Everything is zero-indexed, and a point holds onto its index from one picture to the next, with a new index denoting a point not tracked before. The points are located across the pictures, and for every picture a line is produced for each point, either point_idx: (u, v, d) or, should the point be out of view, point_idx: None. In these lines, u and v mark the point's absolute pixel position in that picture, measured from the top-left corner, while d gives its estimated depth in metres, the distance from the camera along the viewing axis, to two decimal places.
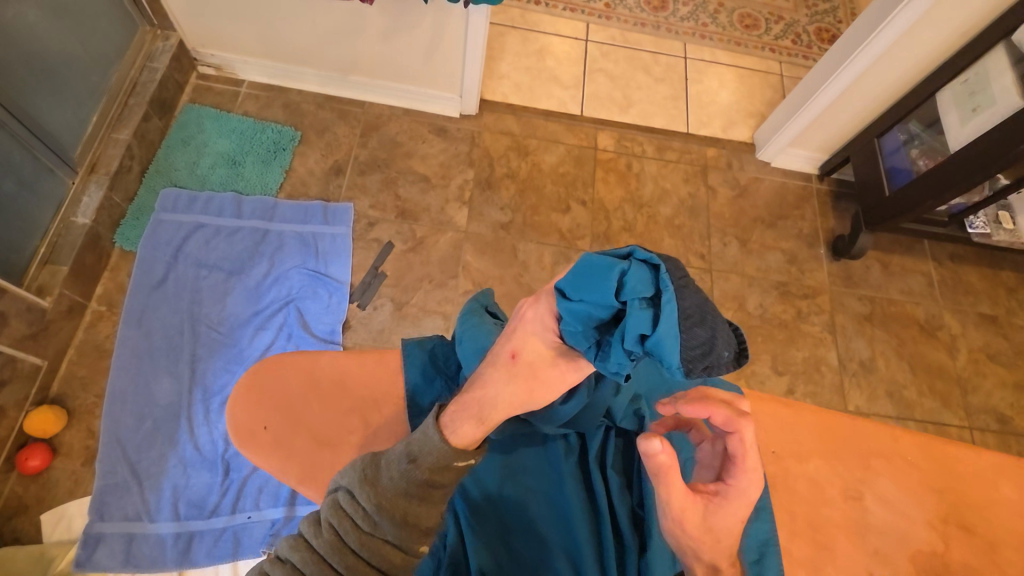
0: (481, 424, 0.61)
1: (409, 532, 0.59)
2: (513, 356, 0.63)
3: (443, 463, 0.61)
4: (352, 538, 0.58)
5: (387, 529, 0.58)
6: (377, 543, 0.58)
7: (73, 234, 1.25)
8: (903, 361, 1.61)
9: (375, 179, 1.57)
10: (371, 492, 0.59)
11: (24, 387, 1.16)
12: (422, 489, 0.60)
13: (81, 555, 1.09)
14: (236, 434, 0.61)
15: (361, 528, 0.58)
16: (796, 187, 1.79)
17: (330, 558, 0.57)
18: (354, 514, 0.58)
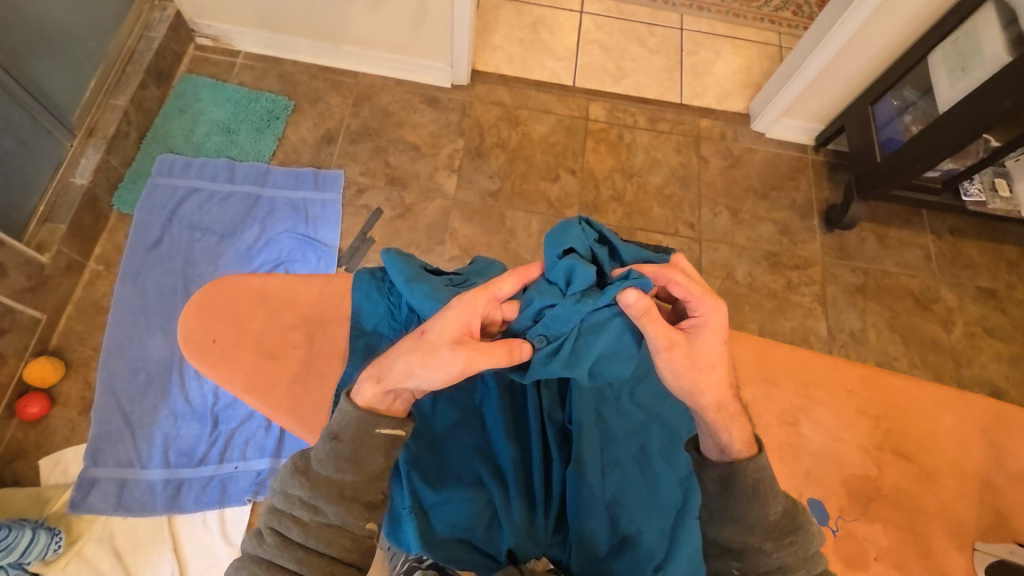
0: (377, 384, 0.63)
1: (349, 509, 0.64)
2: (422, 332, 0.62)
3: (365, 433, 0.63)
4: (296, 532, 0.63)
5: (326, 512, 0.63)
6: (322, 531, 0.63)
7: (71, 194, 1.32)
8: (894, 333, 1.57)
9: (366, 147, 1.60)
10: (305, 479, 0.64)
11: (24, 337, 1.21)
12: (352, 465, 0.63)
13: (76, 497, 1.14)
14: (186, 345, 0.68)
15: (303, 520, 0.64)
16: (791, 158, 1.77)
17: (280, 557, 0.63)
18: (298, 509, 0.64)
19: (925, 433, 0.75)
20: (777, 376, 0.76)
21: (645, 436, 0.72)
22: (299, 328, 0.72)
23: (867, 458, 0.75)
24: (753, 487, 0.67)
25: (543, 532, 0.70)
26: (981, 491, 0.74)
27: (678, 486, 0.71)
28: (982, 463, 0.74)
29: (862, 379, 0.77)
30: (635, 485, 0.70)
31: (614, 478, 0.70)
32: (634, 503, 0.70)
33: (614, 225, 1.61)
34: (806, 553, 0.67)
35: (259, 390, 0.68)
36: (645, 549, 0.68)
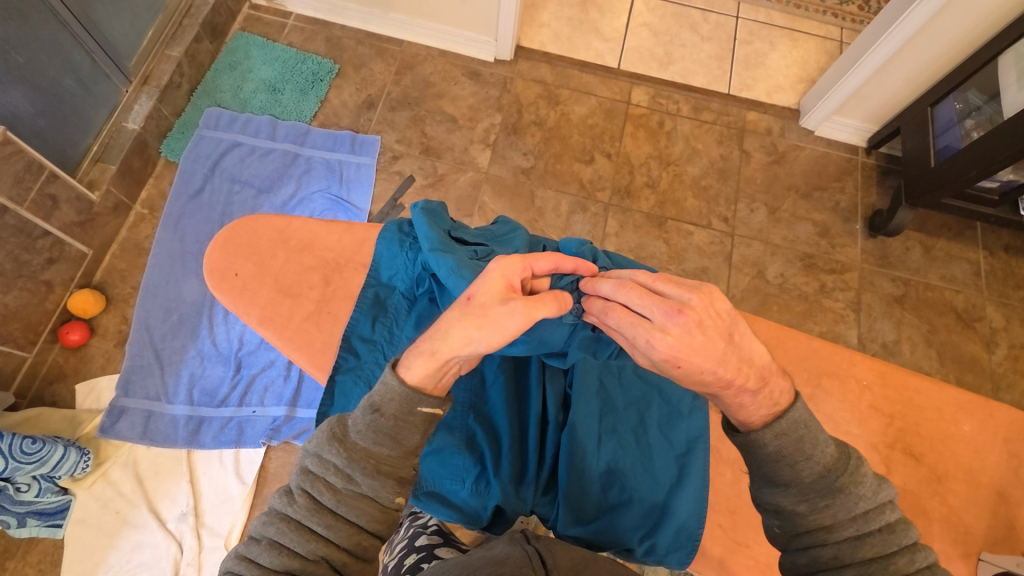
0: (432, 357, 0.60)
1: (382, 483, 0.60)
2: (467, 296, 0.61)
3: (406, 408, 0.60)
4: (327, 497, 0.60)
5: (359, 482, 0.60)
6: (354, 499, 0.60)
7: (123, 138, 1.38)
8: (931, 348, 1.50)
9: (404, 115, 1.61)
10: (341, 447, 0.60)
11: (70, 269, 1.29)
12: (391, 439, 0.60)
13: (106, 423, 1.20)
14: (211, 275, 0.73)
15: (336, 487, 0.60)
16: (840, 158, 1.69)
17: (309, 520, 0.59)
18: (331, 474, 0.60)
19: (938, 435, 0.73)
20: (784, 362, 0.76)
21: (643, 407, 0.73)
22: (314, 270, 0.75)
23: (873, 456, 0.74)
24: (776, 453, 0.61)
25: (532, 490, 0.71)
26: (996, 503, 0.71)
27: (673, 460, 0.72)
28: (1000, 475, 0.72)
29: (876, 375, 0.75)
30: (628, 454, 0.72)
31: (609, 446, 0.71)
32: (627, 471, 0.71)
33: (645, 212, 1.59)
34: (850, 515, 0.60)
35: (273, 324, 0.71)
36: (630, 513, 0.71)
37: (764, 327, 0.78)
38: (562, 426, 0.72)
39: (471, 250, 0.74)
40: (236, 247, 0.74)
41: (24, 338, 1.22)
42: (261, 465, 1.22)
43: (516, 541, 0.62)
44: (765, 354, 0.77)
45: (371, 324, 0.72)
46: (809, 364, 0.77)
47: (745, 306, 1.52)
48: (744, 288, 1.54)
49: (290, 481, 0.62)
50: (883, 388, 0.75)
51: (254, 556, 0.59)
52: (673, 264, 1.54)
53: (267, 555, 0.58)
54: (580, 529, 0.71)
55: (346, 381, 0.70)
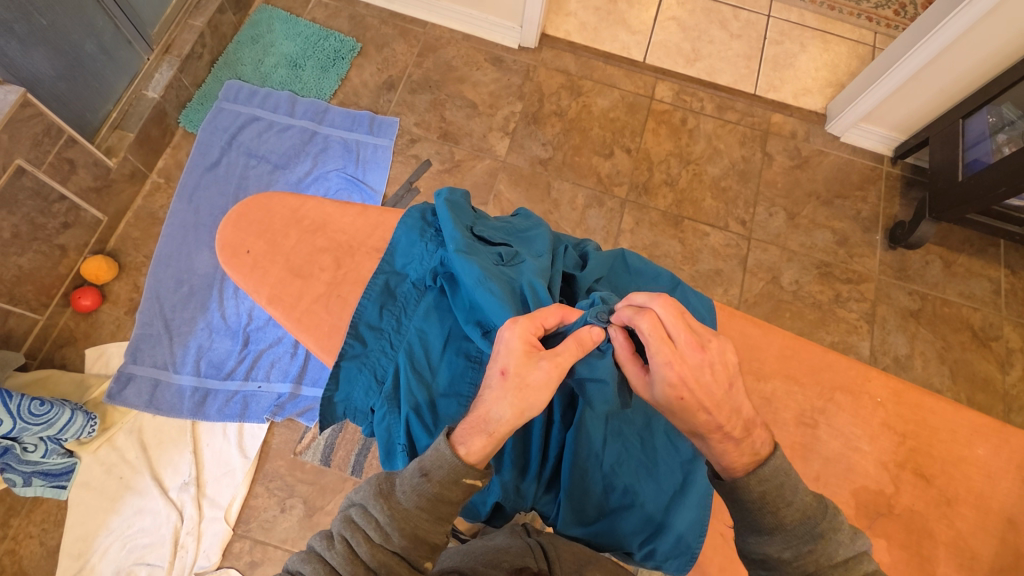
0: (486, 434, 0.59)
1: (416, 545, 0.60)
2: (501, 371, 0.60)
3: (452, 477, 0.59)
4: (363, 549, 0.59)
5: (395, 541, 0.59)
6: (387, 556, 0.59)
7: (142, 106, 1.38)
8: (943, 365, 1.48)
9: (424, 98, 1.60)
10: (385, 503, 0.61)
11: (85, 234, 1.29)
12: (432, 505, 0.60)
13: (113, 389, 1.21)
14: (223, 250, 0.73)
15: (374, 540, 0.60)
16: (864, 167, 1.66)
17: (343, 569, 0.58)
18: (372, 527, 0.60)
19: (950, 457, 0.72)
20: (796, 373, 0.76)
21: (652, 412, 0.73)
22: (327, 251, 0.75)
23: (883, 473, 0.72)
24: (760, 499, 0.59)
25: (532, 489, 0.71)
26: (1005, 529, 0.70)
27: (678, 466, 0.71)
28: (1010, 501, 0.71)
29: (890, 393, 0.75)
30: (634, 457, 0.71)
31: (614, 449, 0.70)
32: (630, 475, 0.70)
33: (662, 210, 1.57)
34: (831, 561, 0.58)
35: (282, 303, 0.71)
36: (631, 517, 0.70)
37: (779, 338, 0.77)
38: (567, 426, 0.71)
39: (495, 252, 0.73)
40: (250, 224, 0.74)
41: (37, 301, 1.22)
42: (263, 441, 1.23)
43: (517, 534, 0.64)
44: (778, 363, 0.76)
45: (379, 311, 0.72)
46: (822, 376, 0.76)
47: (757, 311, 1.50)
48: (758, 293, 1.52)
49: (332, 526, 0.62)
50: (896, 406, 0.74)
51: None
52: (687, 264, 1.52)
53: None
54: (580, 530, 0.71)
55: (351, 368, 0.69)
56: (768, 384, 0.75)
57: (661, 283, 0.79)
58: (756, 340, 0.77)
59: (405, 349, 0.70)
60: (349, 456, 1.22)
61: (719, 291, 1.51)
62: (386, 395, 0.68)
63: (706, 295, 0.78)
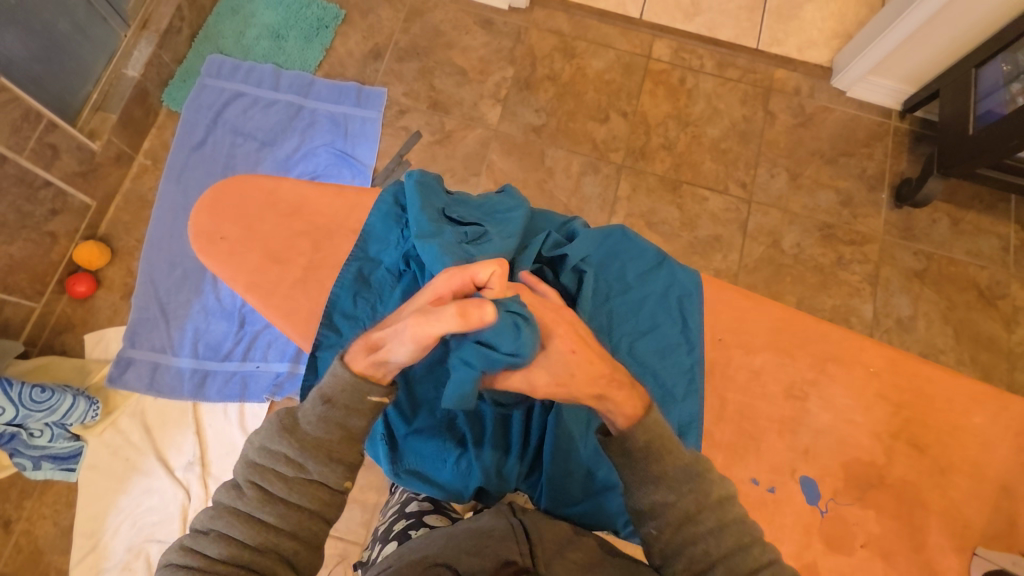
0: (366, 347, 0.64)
1: (333, 468, 0.64)
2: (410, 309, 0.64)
3: (357, 397, 0.64)
4: (278, 486, 0.63)
5: (311, 469, 0.64)
6: (303, 487, 0.64)
7: (123, 85, 1.35)
8: (947, 325, 1.45)
9: (412, 67, 1.55)
10: (290, 439, 0.64)
11: (74, 220, 1.28)
12: (341, 429, 0.64)
13: (113, 373, 1.23)
14: (197, 237, 0.72)
15: (287, 475, 0.64)
16: (871, 122, 1.60)
17: (259, 511, 0.62)
18: (285, 460, 0.64)
19: (946, 427, 0.71)
20: (789, 345, 0.74)
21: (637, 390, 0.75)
22: (304, 235, 0.73)
23: (876, 445, 0.71)
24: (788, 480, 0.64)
25: (515, 472, 0.73)
26: (1000, 498, 0.69)
27: None
28: (1006, 470, 0.70)
29: (886, 362, 0.73)
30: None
31: (597, 429, 0.72)
32: (615, 455, 0.72)
33: (660, 175, 1.52)
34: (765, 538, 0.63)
35: (260, 291, 0.70)
36: (616, 497, 0.72)
37: (771, 310, 0.75)
38: (548, 411, 0.73)
39: (462, 231, 0.72)
40: (224, 209, 0.73)
41: (31, 289, 1.22)
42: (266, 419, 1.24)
43: (503, 513, 0.63)
44: (769, 336, 0.74)
45: (353, 299, 0.71)
46: (814, 347, 0.74)
47: (757, 276, 1.48)
48: (758, 258, 1.49)
49: (236, 475, 0.65)
50: (891, 375, 0.73)
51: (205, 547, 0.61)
52: (685, 231, 1.49)
53: (213, 547, 0.60)
54: (566, 509, 0.73)
55: (327, 356, 0.70)
56: (758, 357, 0.74)
57: (647, 259, 0.79)
58: (746, 313, 0.75)
59: None
60: None
61: (719, 257, 1.48)
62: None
63: (694, 270, 0.78)
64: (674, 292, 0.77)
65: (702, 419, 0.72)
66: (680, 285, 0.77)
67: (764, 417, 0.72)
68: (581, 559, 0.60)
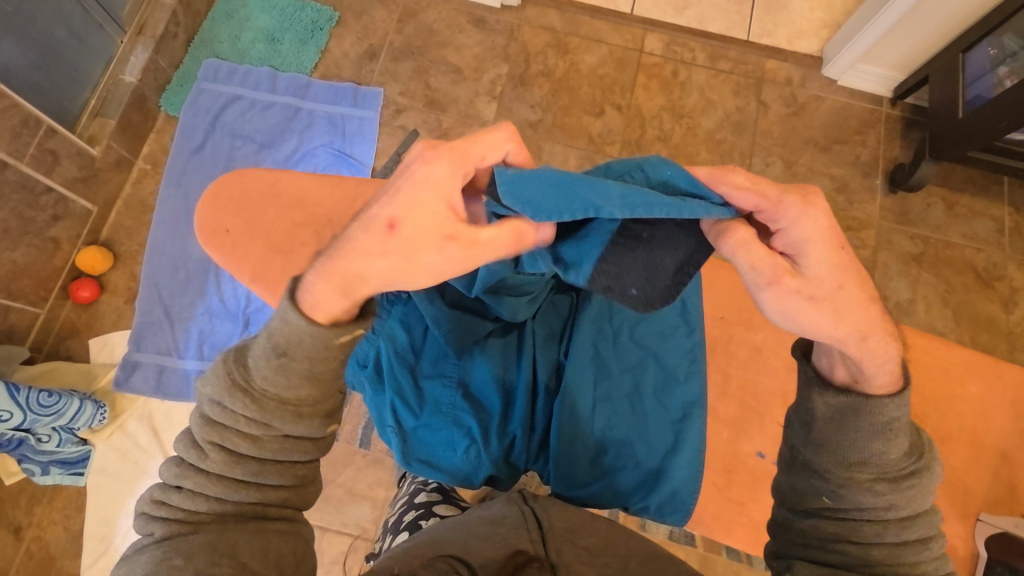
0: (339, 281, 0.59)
1: (322, 361, 0.62)
2: (390, 226, 0.55)
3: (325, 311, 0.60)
4: (265, 387, 0.62)
5: (295, 366, 0.61)
6: (295, 382, 0.62)
7: (120, 91, 1.35)
8: (946, 308, 1.47)
9: (407, 66, 1.56)
10: (269, 342, 0.61)
11: (76, 226, 1.28)
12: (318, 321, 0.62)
13: (120, 376, 1.23)
14: (202, 232, 0.73)
15: (269, 375, 0.61)
16: (862, 110, 1.62)
17: (247, 411, 0.61)
18: (290, 357, 0.61)
19: (943, 398, 0.79)
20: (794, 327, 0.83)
21: (639, 373, 0.76)
22: (305, 225, 0.74)
23: None
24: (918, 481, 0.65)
25: (524, 457, 0.74)
26: (997, 463, 0.77)
27: (670, 426, 0.75)
28: (1001, 436, 0.78)
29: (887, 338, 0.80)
30: (623, 420, 0.74)
31: (604, 414, 0.73)
32: (623, 438, 0.74)
33: None
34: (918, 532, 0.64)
35: (266, 281, 0.72)
36: (628, 476, 0.73)
37: None
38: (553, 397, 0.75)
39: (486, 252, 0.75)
40: (226, 202, 0.74)
41: (36, 295, 1.22)
42: None
43: (515, 500, 0.68)
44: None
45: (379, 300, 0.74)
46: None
47: None
48: None
49: (224, 386, 0.63)
50: None
51: (206, 457, 0.62)
52: None
53: (220, 455, 0.62)
54: (578, 491, 0.74)
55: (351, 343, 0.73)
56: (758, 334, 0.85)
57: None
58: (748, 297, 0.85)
59: (387, 335, 0.72)
60: (356, 430, 1.26)
61: None
62: (370, 377, 0.73)
63: None
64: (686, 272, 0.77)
65: (704, 401, 0.75)
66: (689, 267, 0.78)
67: (767, 389, 0.83)
68: (595, 545, 0.63)
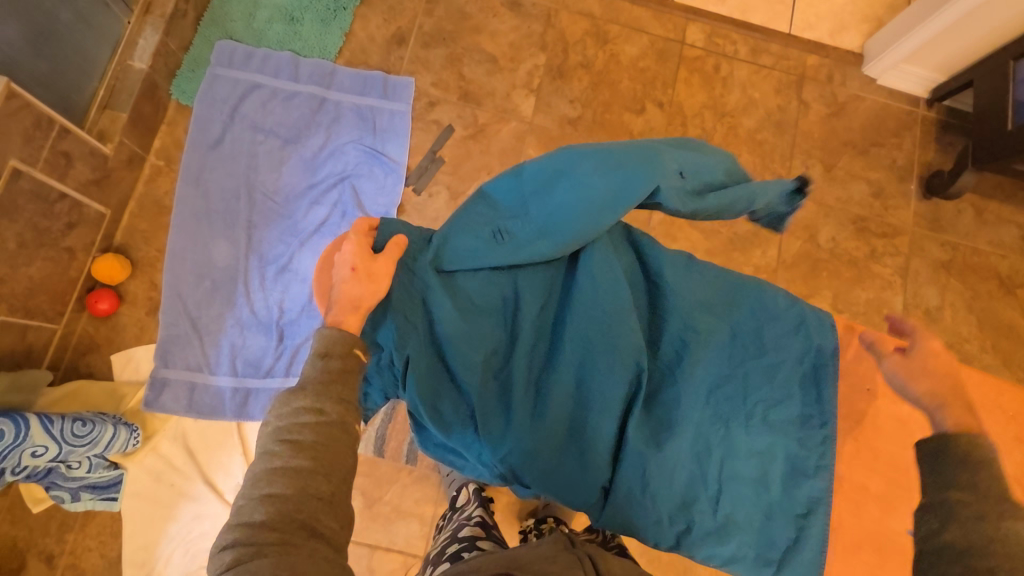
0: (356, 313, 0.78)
1: (350, 410, 0.60)
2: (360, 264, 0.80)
3: (347, 348, 0.63)
4: (306, 435, 0.56)
5: (331, 411, 0.58)
6: (330, 429, 0.57)
7: (131, 80, 1.22)
8: (971, 314, 1.50)
9: (439, 54, 1.45)
10: (303, 393, 0.59)
11: (91, 232, 1.17)
12: (342, 373, 0.61)
13: (149, 396, 1.16)
14: None
15: (311, 425, 0.57)
16: (900, 111, 1.59)
17: (292, 462, 0.55)
18: (333, 358, 0.61)
19: None
20: (930, 393, 0.83)
21: (769, 460, 0.76)
22: None
23: None
24: None
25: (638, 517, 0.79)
26: None
27: (790, 518, 0.76)
28: None
29: None
30: (741, 501, 0.77)
31: (725, 498, 0.76)
32: (737, 517, 0.77)
33: None
34: None
35: None
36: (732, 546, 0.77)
37: (908, 360, 0.84)
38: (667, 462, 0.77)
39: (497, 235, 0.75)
40: None
41: (52, 310, 1.12)
42: None
43: (563, 544, 0.64)
44: (910, 386, 0.83)
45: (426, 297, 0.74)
46: None
47: (795, 272, 1.48)
48: (796, 254, 1.49)
49: (262, 447, 0.57)
50: None
51: (273, 465, 0.55)
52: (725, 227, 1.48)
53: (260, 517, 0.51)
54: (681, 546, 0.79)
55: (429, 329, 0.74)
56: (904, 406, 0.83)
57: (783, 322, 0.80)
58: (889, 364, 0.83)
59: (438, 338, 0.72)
60: (402, 447, 1.23)
61: (758, 253, 1.48)
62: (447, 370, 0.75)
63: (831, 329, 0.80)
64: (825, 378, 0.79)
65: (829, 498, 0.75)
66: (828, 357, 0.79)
67: (910, 463, 0.81)
68: None
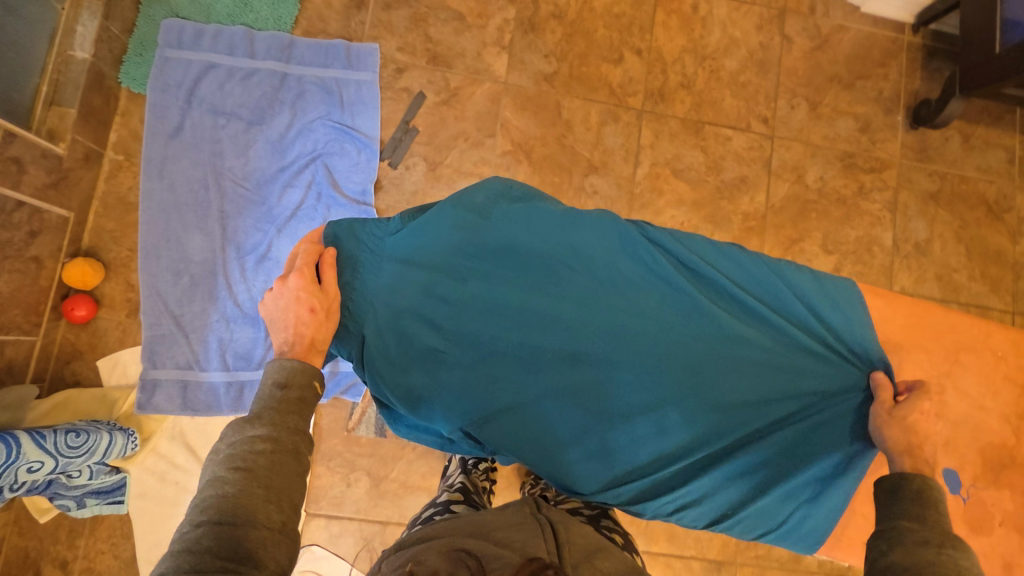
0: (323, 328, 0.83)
1: (303, 439, 0.65)
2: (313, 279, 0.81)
3: (307, 378, 0.69)
4: (261, 459, 0.60)
5: (285, 438, 0.63)
6: (283, 455, 0.62)
7: (75, 72, 1.15)
8: (960, 244, 1.50)
9: (403, 15, 1.36)
10: (256, 423, 0.63)
11: (56, 238, 1.13)
12: (297, 404, 0.67)
13: (141, 399, 1.14)
14: None
15: (266, 451, 0.61)
16: (886, 39, 1.54)
17: (245, 484, 0.58)
18: (291, 391, 0.67)
19: None
20: (926, 341, 0.86)
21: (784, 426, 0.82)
22: None
23: (1006, 427, 0.85)
24: None
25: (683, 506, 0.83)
26: None
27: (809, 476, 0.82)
28: None
29: (1010, 345, 0.88)
30: (766, 470, 0.82)
31: (753, 468, 0.82)
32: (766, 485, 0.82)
33: (681, 117, 1.45)
34: None
35: None
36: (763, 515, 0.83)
37: (904, 309, 0.88)
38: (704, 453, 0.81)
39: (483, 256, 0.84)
40: None
41: (28, 323, 1.09)
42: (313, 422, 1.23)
43: (528, 511, 0.68)
44: (900, 334, 0.86)
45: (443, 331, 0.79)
46: (948, 339, 0.87)
47: (784, 216, 1.46)
48: (784, 197, 1.47)
49: (212, 473, 0.60)
50: (1016, 358, 0.87)
51: (224, 491, 0.57)
52: (711, 176, 1.44)
53: (207, 534, 0.54)
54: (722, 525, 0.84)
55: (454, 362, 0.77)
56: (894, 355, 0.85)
57: (785, 292, 0.85)
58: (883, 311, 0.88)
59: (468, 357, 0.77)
60: None
61: (746, 200, 1.45)
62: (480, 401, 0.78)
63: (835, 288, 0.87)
64: (862, 365, 0.83)
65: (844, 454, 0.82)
66: (843, 339, 0.84)
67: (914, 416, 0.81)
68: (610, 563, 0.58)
